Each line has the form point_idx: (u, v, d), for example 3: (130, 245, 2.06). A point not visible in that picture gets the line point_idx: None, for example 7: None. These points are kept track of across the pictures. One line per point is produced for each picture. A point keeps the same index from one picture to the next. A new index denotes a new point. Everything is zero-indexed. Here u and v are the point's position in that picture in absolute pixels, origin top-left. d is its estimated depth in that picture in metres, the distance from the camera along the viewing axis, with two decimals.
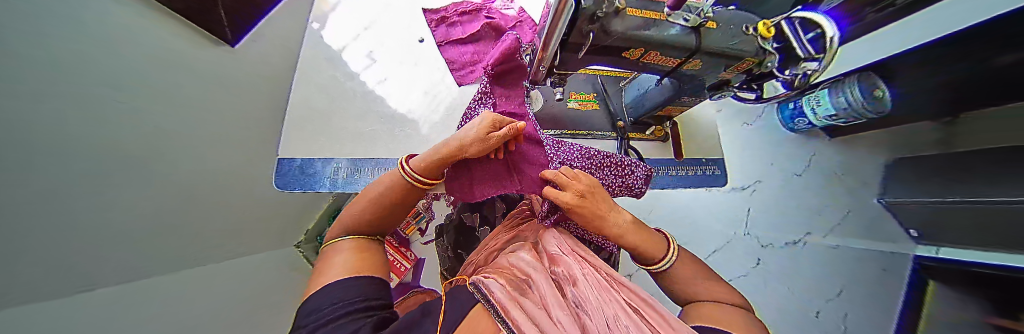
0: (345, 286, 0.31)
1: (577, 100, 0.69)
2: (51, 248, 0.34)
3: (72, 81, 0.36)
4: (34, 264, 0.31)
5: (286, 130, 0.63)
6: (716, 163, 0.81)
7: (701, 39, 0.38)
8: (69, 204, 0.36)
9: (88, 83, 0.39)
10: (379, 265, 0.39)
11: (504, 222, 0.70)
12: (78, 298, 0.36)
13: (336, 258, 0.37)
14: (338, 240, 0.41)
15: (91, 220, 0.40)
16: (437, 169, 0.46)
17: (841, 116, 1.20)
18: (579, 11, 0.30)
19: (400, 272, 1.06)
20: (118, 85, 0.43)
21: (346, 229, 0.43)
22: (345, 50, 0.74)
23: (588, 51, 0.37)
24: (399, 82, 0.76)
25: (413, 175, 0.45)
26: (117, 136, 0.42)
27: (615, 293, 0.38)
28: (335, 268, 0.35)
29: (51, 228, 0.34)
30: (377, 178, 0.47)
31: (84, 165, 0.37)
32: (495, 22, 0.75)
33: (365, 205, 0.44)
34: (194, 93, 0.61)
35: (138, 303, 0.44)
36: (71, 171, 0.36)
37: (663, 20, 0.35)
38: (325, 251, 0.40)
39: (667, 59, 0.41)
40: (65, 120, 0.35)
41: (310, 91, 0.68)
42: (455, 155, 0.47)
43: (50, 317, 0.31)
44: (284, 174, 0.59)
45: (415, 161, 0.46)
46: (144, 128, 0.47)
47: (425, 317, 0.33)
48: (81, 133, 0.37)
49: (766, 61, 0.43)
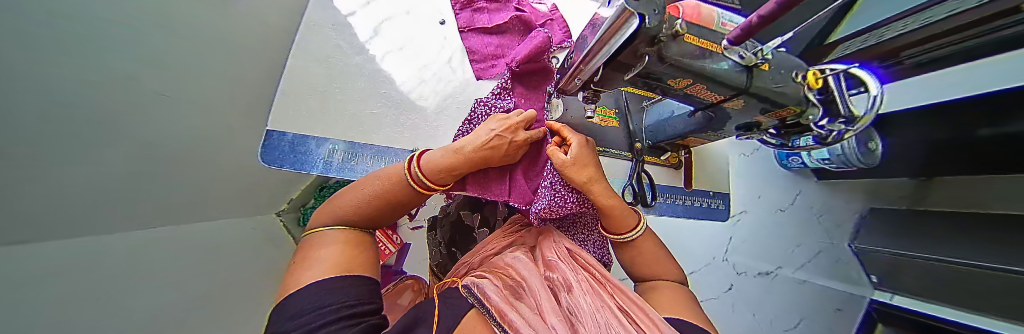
0: (340, 287, 0.29)
1: (600, 115, 0.64)
2: (11, 225, 0.30)
3: (32, 20, 0.30)
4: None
5: (280, 99, 0.58)
6: (721, 197, 0.83)
7: (751, 79, 0.35)
8: (21, 160, 0.30)
9: (53, 22, 0.33)
10: (370, 264, 0.37)
11: (504, 226, 0.68)
12: (35, 266, 0.32)
13: (321, 252, 0.34)
14: (323, 229, 0.38)
15: (42, 184, 0.35)
16: (447, 178, 0.45)
17: (834, 162, 1.23)
18: (640, 32, 0.24)
19: (386, 256, 1.01)
20: (70, 32, 0.35)
21: (332, 219, 0.40)
22: (354, 18, 0.68)
23: (635, 74, 0.33)
24: (411, 65, 0.71)
25: (420, 182, 0.43)
26: (58, 82, 0.34)
27: (606, 297, 0.39)
28: (323, 264, 0.32)
29: (5, 184, 0.29)
30: (375, 174, 0.44)
31: (29, 115, 0.31)
32: (525, 16, 0.70)
33: (357, 198, 0.41)
34: (182, 52, 0.55)
35: (113, 283, 0.41)
36: (22, 122, 0.30)
37: (717, 53, 0.33)
38: (308, 242, 0.37)
39: (710, 94, 0.39)
40: (23, 83, 0.29)
41: (311, 59, 0.62)
42: (473, 165, 0.45)
43: (17, 290, 0.27)
44: (274, 149, 0.54)
45: (423, 165, 0.43)
46: (102, 86, 0.41)
47: (419, 321, 0.31)
48: (32, 97, 0.31)
49: (808, 113, 0.40)
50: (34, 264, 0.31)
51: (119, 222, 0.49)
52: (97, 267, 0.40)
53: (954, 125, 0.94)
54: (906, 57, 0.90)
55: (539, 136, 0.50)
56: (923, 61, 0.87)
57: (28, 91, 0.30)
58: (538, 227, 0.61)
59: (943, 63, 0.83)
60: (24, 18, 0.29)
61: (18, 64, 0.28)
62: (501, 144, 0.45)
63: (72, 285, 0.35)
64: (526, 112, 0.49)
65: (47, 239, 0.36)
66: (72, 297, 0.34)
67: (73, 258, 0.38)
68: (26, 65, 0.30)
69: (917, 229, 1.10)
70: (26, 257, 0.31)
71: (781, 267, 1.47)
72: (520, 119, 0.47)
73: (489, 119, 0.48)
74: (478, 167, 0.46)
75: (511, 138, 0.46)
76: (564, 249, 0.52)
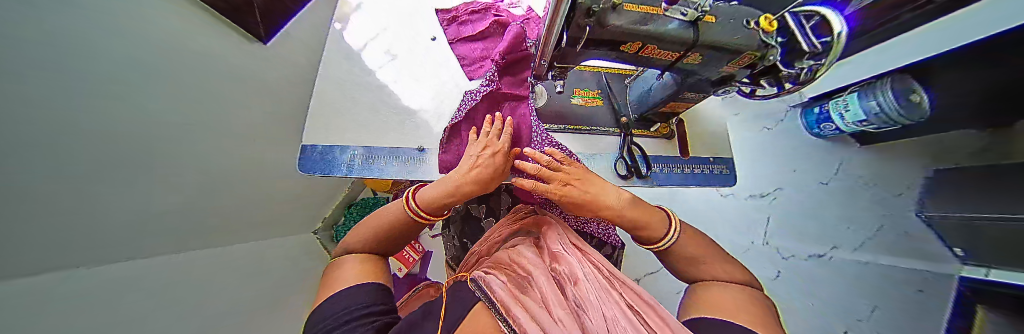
0: (361, 293, 0.37)
1: (582, 97, 0.72)
2: (43, 252, 0.37)
3: (95, 83, 0.38)
4: (31, 269, 0.34)
5: (310, 120, 0.69)
6: (726, 163, 0.79)
7: (698, 32, 0.39)
8: (58, 176, 0.37)
9: (114, 78, 0.41)
10: (381, 272, 0.45)
11: (508, 214, 0.74)
12: (58, 285, 0.37)
13: (342, 272, 0.42)
14: (341, 257, 0.46)
15: (85, 216, 0.43)
16: (441, 208, 0.53)
17: (872, 122, 1.11)
18: (576, 6, 0.32)
19: (410, 263, 1.17)
20: (140, 92, 0.46)
21: (348, 248, 0.48)
22: (364, 48, 0.80)
23: (584, 44, 0.40)
24: (411, 78, 0.80)
25: (419, 213, 0.51)
26: (116, 127, 0.43)
27: (616, 293, 0.41)
28: (348, 278, 0.40)
29: (44, 217, 0.36)
30: (386, 206, 0.54)
31: (79, 157, 0.39)
32: (502, 19, 0.76)
33: (372, 228, 0.50)
34: (214, 99, 0.66)
35: (136, 302, 0.47)
36: (71, 144, 0.37)
37: (660, 14, 0.37)
38: (332, 267, 0.45)
39: (666, 53, 0.43)
40: (71, 132, 0.37)
41: (331, 84, 0.73)
42: (464, 194, 0.53)
43: (31, 298, 0.32)
44: (307, 159, 0.64)
45: (419, 201, 0.51)
46: (155, 128, 0.51)
47: (426, 320, 0.36)
48: (81, 144, 0.39)
49: (768, 54, 0.43)
50: (61, 285, 0.38)
51: (150, 239, 0.56)
52: (115, 287, 0.46)
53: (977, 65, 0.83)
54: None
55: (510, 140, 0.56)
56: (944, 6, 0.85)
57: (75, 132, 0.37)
58: (541, 217, 0.65)
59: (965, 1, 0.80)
60: (88, 84, 0.37)
61: (80, 98, 0.37)
62: (486, 163, 0.54)
63: (95, 302, 0.41)
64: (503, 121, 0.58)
65: (86, 265, 0.43)
66: (62, 304, 0.36)
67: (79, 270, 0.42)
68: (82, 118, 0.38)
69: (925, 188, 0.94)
70: (48, 273, 0.37)
71: (835, 248, 1.21)
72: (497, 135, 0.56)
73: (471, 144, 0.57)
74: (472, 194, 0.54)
75: (495, 155, 0.54)
76: (567, 242, 0.55)
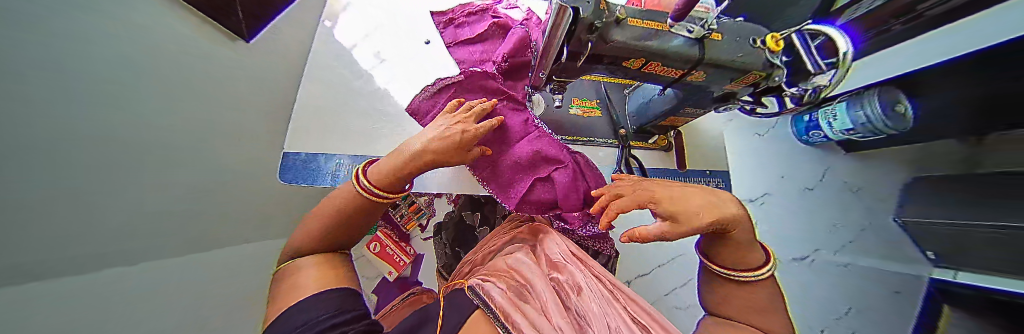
0: (322, 303, 0.32)
1: (580, 107, 0.71)
2: (101, 244, 0.37)
3: (59, 80, 0.34)
4: (84, 264, 0.34)
5: (293, 124, 0.65)
6: (719, 175, 0.80)
7: (704, 50, 0.39)
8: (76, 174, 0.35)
9: (75, 77, 0.37)
10: (345, 276, 0.41)
11: (504, 223, 0.73)
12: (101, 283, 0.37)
13: (301, 276, 0.38)
14: (292, 261, 0.41)
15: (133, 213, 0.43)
16: (397, 184, 0.47)
17: (858, 131, 1.14)
18: (578, 19, 0.32)
19: (400, 267, 1.15)
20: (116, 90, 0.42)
21: (297, 251, 0.42)
22: (355, 48, 0.76)
23: (585, 60, 0.39)
24: (404, 81, 0.76)
25: (371, 191, 0.45)
26: (111, 129, 0.41)
27: (615, 304, 0.41)
28: (305, 285, 0.36)
29: (80, 213, 0.35)
30: (335, 193, 0.47)
31: (90, 157, 0.37)
32: (501, 20, 0.73)
33: (321, 221, 0.44)
34: (209, 95, 0.62)
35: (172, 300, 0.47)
36: (73, 149, 0.34)
37: (666, 30, 0.37)
38: (286, 273, 0.40)
39: (669, 70, 0.42)
40: (69, 127, 0.34)
41: (318, 87, 0.70)
42: (423, 165, 0.48)
43: (81, 295, 0.32)
44: (289, 168, 0.61)
45: (370, 175, 0.46)
46: (156, 126, 0.48)
47: (424, 325, 0.35)
48: (83, 143, 0.36)
49: (773, 75, 0.43)
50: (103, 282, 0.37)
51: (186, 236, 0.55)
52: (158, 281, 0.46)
53: (978, 76, 0.87)
54: (923, 9, 0.97)
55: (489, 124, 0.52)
56: (941, 13, 0.93)
57: (72, 130, 0.35)
58: (537, 224, 0.64)
59: (961, 12, 0.90)
60: (51, 76, 0.33)
61: (84, 106, 0.37)
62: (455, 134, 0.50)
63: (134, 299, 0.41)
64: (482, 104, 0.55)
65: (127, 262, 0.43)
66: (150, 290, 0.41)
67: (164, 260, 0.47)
68: (67, 117, 0.34)
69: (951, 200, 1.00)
70: (109, 267, 0.37)
71: (817, 250, 1.34)
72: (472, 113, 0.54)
73: (441, 117, 0.55)
74: (436, 163, 0.49)
75: (465, 128, 0.51)
76: (566, 250, 0.54)
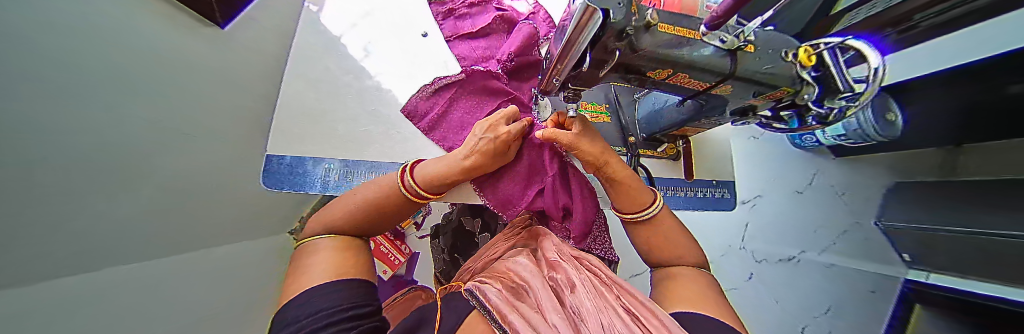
0: (325, 295, 0.29)
1: (589, 111, 0.68)
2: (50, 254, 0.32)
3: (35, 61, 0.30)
4: (39, 276, 0.30)
5: (276, 125, 0.60)
6: (726, 186, 0.80)
7: (736, 63, 0.37)
8: (40, 171, 0.31)
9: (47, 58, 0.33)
10: (364, 264, 0.39)
11: (505, 230, 0.71)
12: (73, 293, 0.33)
13: (315, 258, 0.36)
14: (314, 239, 0.40)
15: (90, 216, 0.37)
16: (440, 186, 0.50)
17: (850, 137, 1.16)
18: (608, 25, 0.28)
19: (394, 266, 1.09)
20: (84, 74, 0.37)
21: (321, 229, 0.42)
22: (343, 38, 0.70)
23: (611, 69, 0.36)
24: (398, 76, 0.71)
25: (414, 191, 0.47)
26: (78, 120, 0.36)
27: (611, 299, 0.38)
28: (318, 271, 0.33)
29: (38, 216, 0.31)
30: (368, 184, 0.48)
31: (54, 150, 0.33)
32: (507, 14, 0.70)
33: (344, 209, 0.44)
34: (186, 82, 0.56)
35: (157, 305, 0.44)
36: (39, 141, 0.30)
37: (697, 39, 0.35)
38: (303, 250, 0.39)
39: (695, 82, 0.41)
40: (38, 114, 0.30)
41: (301, 83, 0.64)
42: (461, 173, 0.50)
43: (45, 313, 0.28)
44: (274, 173, 0.57)
45: (416, 175, 0.48)
46: (123, 113, 0.43)
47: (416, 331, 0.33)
48: (49, 134, 0.32)
49: (803, 91, 0.42)
50: (72, 292, 0.33)
51: (165, 238, 0.51)
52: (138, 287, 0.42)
53: (980, 85, 0.87)
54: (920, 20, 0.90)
55: (520, 127, 0.54)
56: (938, 23, 0.86)
57: (41, 119, 0.31)
58: (538, 228, 0.63)
59: (955, 24, 0.83)
60: (23, 54, 0.29)
61: (55, 91, 0.33)
62: (487, 145, 0.51)
63: (117, 305, 0.38)
64: (508, 109, 0.55)
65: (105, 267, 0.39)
66: (124, 303, 0.39)
67: (130, 270, 0.42)
68: (37, 104, 0.30)
69: (941, 204, 1.06)
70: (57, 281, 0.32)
71: (804, 251, 1.40)
72: (501, 117, 0.53)
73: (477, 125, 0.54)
74: (471, 174, 0.52)
75: (495, 136, 0.51)
76: (562, 251, 0.52)
